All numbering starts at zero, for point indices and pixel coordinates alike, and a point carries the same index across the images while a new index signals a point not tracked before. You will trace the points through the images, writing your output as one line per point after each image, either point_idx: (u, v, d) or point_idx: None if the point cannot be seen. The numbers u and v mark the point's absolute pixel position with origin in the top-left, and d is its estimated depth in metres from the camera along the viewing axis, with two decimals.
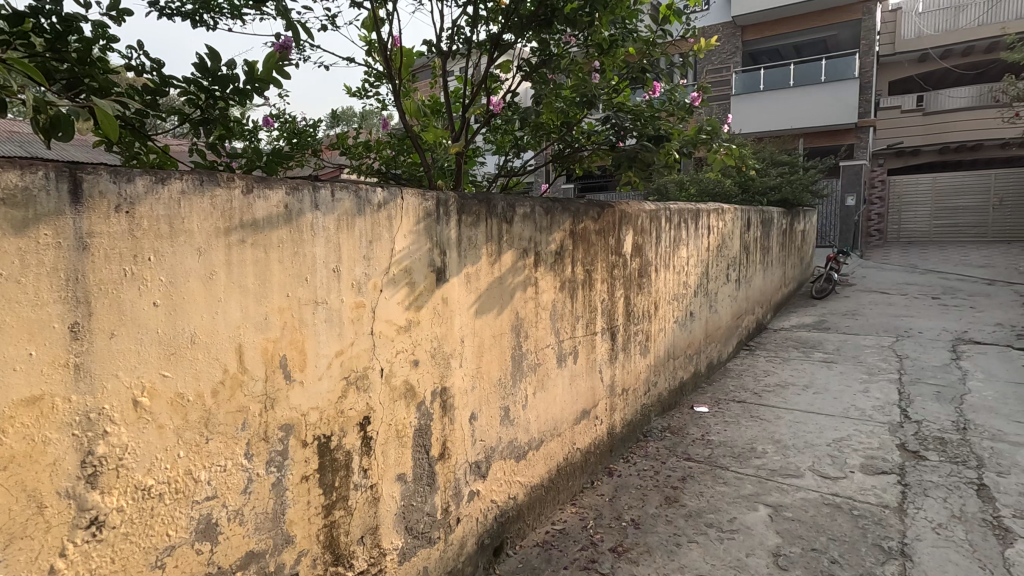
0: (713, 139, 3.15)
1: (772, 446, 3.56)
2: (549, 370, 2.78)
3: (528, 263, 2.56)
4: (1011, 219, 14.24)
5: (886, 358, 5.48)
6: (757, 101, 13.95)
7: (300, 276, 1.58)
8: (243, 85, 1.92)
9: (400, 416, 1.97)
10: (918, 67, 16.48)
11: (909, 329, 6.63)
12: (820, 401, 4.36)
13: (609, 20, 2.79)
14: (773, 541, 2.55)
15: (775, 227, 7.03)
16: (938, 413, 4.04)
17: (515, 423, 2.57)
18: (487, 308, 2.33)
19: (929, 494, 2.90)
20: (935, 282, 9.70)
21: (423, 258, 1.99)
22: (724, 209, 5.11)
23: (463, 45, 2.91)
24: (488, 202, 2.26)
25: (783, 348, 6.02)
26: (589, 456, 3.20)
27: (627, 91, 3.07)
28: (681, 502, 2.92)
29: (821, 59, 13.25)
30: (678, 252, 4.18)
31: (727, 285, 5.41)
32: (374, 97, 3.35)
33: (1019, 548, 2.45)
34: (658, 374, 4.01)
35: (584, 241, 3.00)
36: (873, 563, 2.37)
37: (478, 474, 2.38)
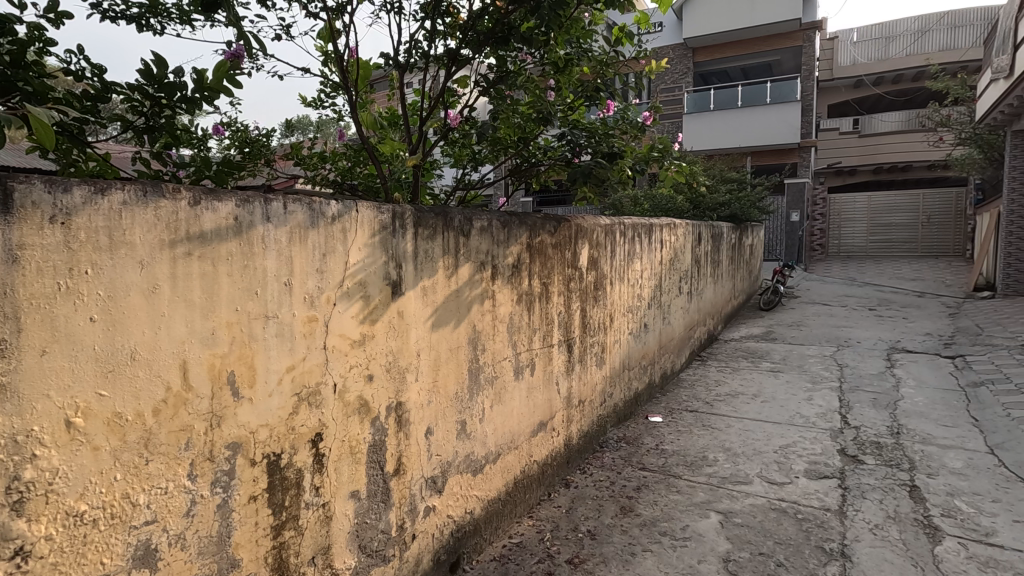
0: (664, 157, 3.25)
1: (723, 454, 3.67)
2: (506, 383, 2.79)
3: (486, 276, 2.58)
4: (938, 236, 15.29)
5: (827, 367, 5.75)
6: (708, 120, 14.52)
7: (250, 289, 1.54)
8: (192, 93, 1.86)
9: (354, 432, 1.94)
10: (854, 92, 17.51)
11: (849, 339, 6.98)
12: (767, 409, 4.53)
13: (564, 39, 2.87)
14: (723, 547, 2.62)
15: (724, 241, 7.29)
16: (874, 419, 4.27)
17: (472, 437, 2.57)
18: (444, 321, 2.32)
19: (867, 497, 3.06)
20: (873, 294, 10.26)
21: (379, 272, 1.97)
22: (677, 224, 5.29)
23: (420, 58, 2.92)
24: (444, 216, 2.26)
25: (733, 359, 6.24)
26: (546, 468, 3.21)
27: (581, 109, 3.12)
28: (636, 512, 2.97)
29: (766, 82, 13.94)
30: (632, 265, 4.29)
31: (680, 297, 5.56)
32: (330, 108, 3.30)
33: (947, 546, 2.60)
34: (613, 385, 4.08)
35: (541, 255, 3.03)
36: (816, 565, 2.47)
37: (433, 489, 2.35)
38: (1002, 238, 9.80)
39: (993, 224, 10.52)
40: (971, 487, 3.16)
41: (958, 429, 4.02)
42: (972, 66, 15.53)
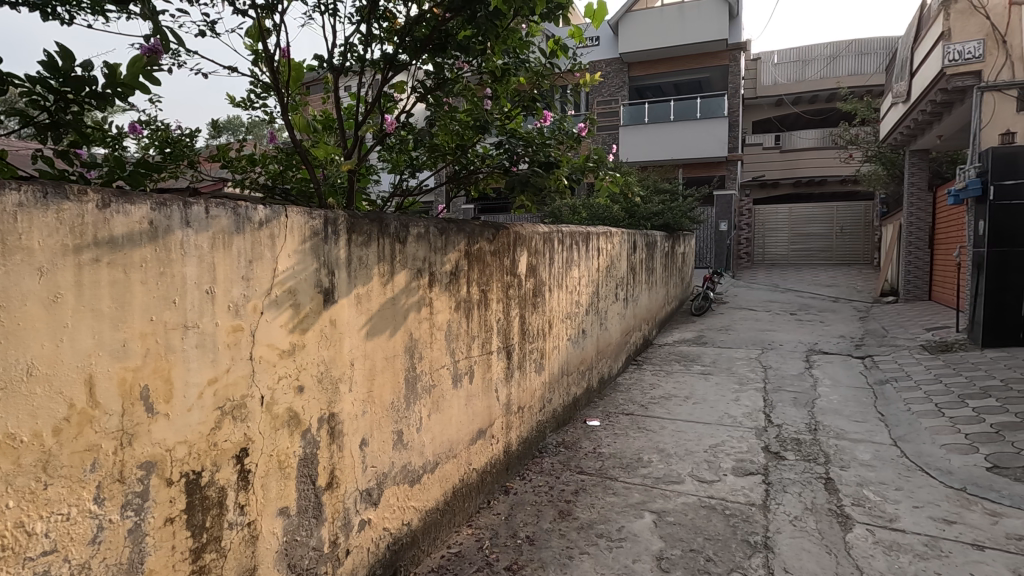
0: (600, 167, 3.33)
1: (657, 455, 3.79)
2: (443, 392, 2.76)
3: (423, 283, 2.55)
4: (849, 246, 16.54)
5: (753, 369, 6.08)
6: (643, 132, 15.07)
7: (167, 298, 1.45)
8: (102, 89, 1.74)
9: (282, 446, 1.86)
10: (775, 110, 18.71)
11: (772, 342, 7.41)
12: (699, 410, 4.73)
13: (501, 49, 2.88)
14: (657, 546, 2.70)
15: (658, 249, 7.58)
16: (794, 417, 4.54)
17: (409, 447, 2.52)
18: (379, 330, 2.28)
19: (787, 491, 3.24)
20: (794, 300, 10.95)
21: (309, 279, 1.91)
22: (612, 233, 5.44)
23: (356, 62, 2.86)
24: (380, 222, 2.23)
25: (666, 362, 6.47)
26: (485, 476, 3.20)
27: (518, 119, 3.16)
28: (574, 515, 3.01)
29: (696, 98, 14.63)
30: (570, 272, 4.38)
31: (616, 303, 5.71)
32: (261, 109, 3.18)
33: (857, 532, 2.80)
34: (552, 391, 4.13)
35: (479, 262, 3.04)
36: (742, 558, 2.59)
37: (369, 502, 2.29)
38: (902, 248, 10.72)
39: (895, 235, 11.50)
40: (878, 478, 3.41)
41: (867, 424, 4.35)
42: (876, 90, 16.96)
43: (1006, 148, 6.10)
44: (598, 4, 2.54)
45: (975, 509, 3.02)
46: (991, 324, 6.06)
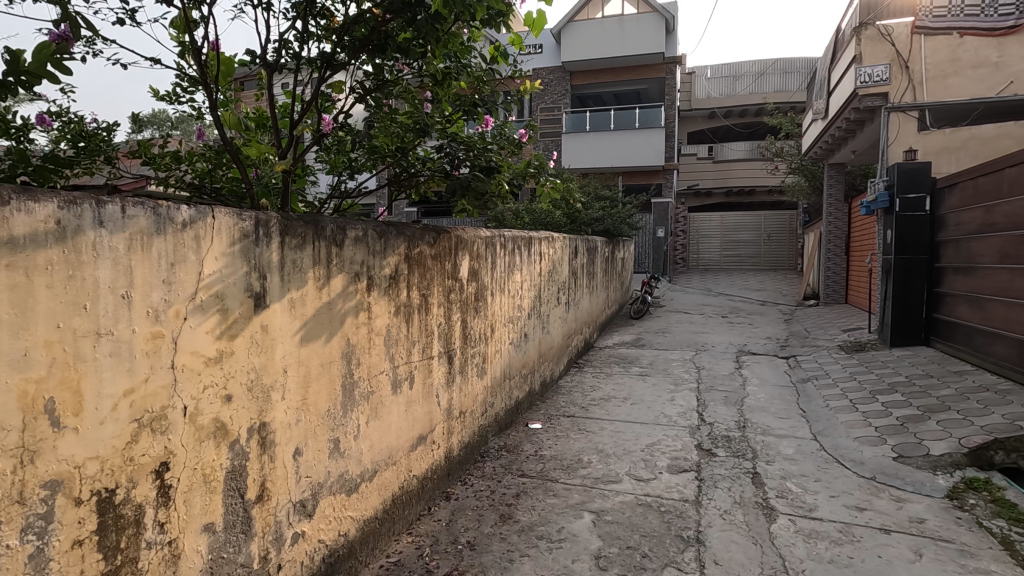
0: (541, 173, 3.38)
1: (596, 455, 3.88)
2: (382, 399, 2.71)
3: (361, 288, 2.50)
4: (775, 252, 17.54)
5: (687, 370, 6.33)
6: (584, 139, 15.40)
7: (77, 303, 1.35)
8: (2, 77, 1.60)
9: (208, 458, 1.77)
10: (708, 122, 19.60)
11: (706, 344, 7.73)
12: (637, 410, 4.87)
13: (441, 53, 2.86)
14: (595, 545, 2.76)
15: (599, 254, 7.76)
16: (725, 415, 4.76)
17: (346, 455, 2.46)
18: (315, 335, 2.21)
19: (718, 486, 3.40)
20: (726, 303, 11.49)
21: (239, 283, 1.83)
22: (554, 238, 5.52)
23: (291, 59, 2.78)
24: (315, 224, 2.16)
25: (606, 364, 6.63)
26: (425, 483, 3.16)
27: (460, 123, 3.16)
28: (515, 518, 3.03)
29: (635, 108, 15.11)
30: (512, 276, 4.41)
31: (558, 307, 5.80)
32: (187, 104, 3.01)
33: (780, 523, 2.97)
34: (494, 395, 4.13)
35: (420, 266, 3.01)
36: (676, 552, 2.69)
37: (303, 514, 2.21)
38: (822, 255, 11.49)
39: (816, 242, 12.29)
40: (799, 470, 3.63)
41: (790, 420, 4.62)
42: (798, 106, 18.09)
43: (910, 163, 6.66)
44: (537, 13, 2.59)
45: (883, 496, 3.27)
46: (898, 325, 6.59)
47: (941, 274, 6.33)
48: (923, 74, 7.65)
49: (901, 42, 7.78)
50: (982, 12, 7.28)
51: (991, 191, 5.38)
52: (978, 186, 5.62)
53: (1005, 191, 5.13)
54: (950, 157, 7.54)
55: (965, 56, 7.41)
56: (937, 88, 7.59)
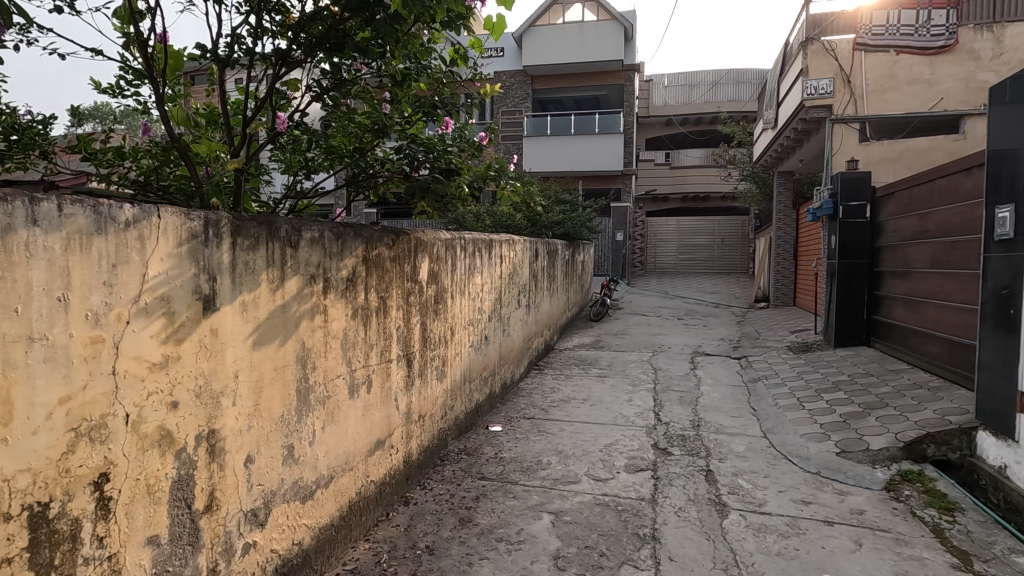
0: (501, 176, 3.40)
1: (556, 456, 3.91)
2: (339, 403, 2.66)
3: (317, 290, 2.45)
4: (729, 256, 18.11)
5: (645, 371, 6.47)
6: (545, 143, 15.55)
7: (8, 306, 1.28)
8: None
9: (152, 467, 1.70)
10: (665, 129, 20.10)
11: (662, 345, 7.92)
12: (595, 411, 4.94)
13: (401, 54, 2.83)
14: (554, 545, 2.78)
15: (559, 257, 7.83)
16: (680, 414, 4.89)
17: (300, 461, 2.40)
18: (268, 339, 2.15)
19: (673, 484, 3.48)
20: (682, 305, 11.79)
21: (186, 285, 1.76)
22: (515, 241, 5.55)
23: (244, 55, 2.70)
24: (269, 225, 2.11)
25: (566, 366, 6.69)
26: (383, 488, 3.11)
27: (419, 124, 3.16)
28: (474, 521, 3.03)
29: (595, 114, 15.36)
30: (472, 278, 4.40)
31: (518, 310, 5.82)
32: (132, 97, 2.88)
33: (731, 518, 3.07)
34: (454, 398, 4.11)
35: (378, 268, 2.97)
36: (632, 550, 2.74)
37: (254, 523, 2.14)
38: (772, 259, 11.92)
39: (766, 247, 12.77)
40: (750, 467, 3.77)
41: (742, 418, 4.78)
42: (750, 116, 18.79)
43: (853, 173, 7.01)
44: (497, 17, 2.60)
45: (827, 489, 3.43)
46: (841, 326, 6.92)
47: (880, 278, 6.69)
48: (864, 89, 8.07)
49: (844, 57, 8.14)
50: (916, 32, 7.84)
51: (924, 200, 5.72)
52: (913, 195, 5.97)
53: (936, 200, 5.45)
54: (888, 167, 7.99)
55: (901, 73, 7.92)
56: (876, 102, 8.04)
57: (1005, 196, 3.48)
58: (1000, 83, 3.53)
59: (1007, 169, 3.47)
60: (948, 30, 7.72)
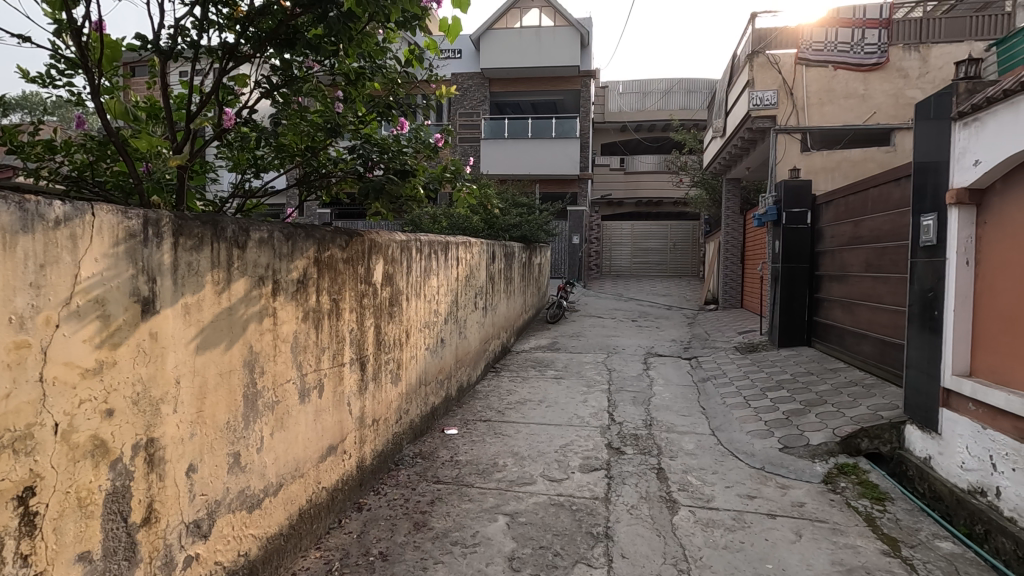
0: (457, 178, 3.38)
1: (511, 458, 3.93)
2: (289, 408, 2.59)
3: (265, 292, 2.37)
4: (680, 260, 18.62)
5: (600, 372, 6.57)
6: (502, 146, 15.60)
7: None
8: None
9: (84, 480, 1.61)
10: (620, 135, 20.53)
11: (617, 347, 8.06)
12: (551, 413, 4.99)
13: (355, 52, 2.78)
14: (509, 547, 2.79)
15: (515, 260, 7.87)
16: (633, 414, 4.99)
17: (247, 469, 2.31)
18: (212, 343, 2.07)
19: (626, 482, 3.56)
20: (635, 308, 12.04)
21: (123, 287, 1.67)
22: (471, 243, 5.54)
23: (188, 47, 2.59)
24: (214, 224, 2.03)
25: (523, 368, 6.73)
26: (335, 494, 3.04)
27: (374, 124, 3.12)
28: (429, 525, 3.00)
29: (552, 119, 15.52)
30: (428, 281, 4.37)
31: (475, 312, 5.81)
32: (65, 88, 2.72)
33: (681, 514, 3.16)
34: (409, 402, 4.06)
35: (331, 270, 2.91)
36: (586, 549, 2.78)
37: (197, 535, 2.06)
38: (721, 262, 12.33)
39: (715, 251, 13.20)
40: (698, 464, 3.89)
41: (692, 417, 4.94)
42: (700, 124, 19.43)
43: (795, 181, 7.34)
44: (452, 19, 2.60)
45: (770, 484, 3.58)
46: (785, 327, 7.23)
47: (820, 281, 7.03)
48: (805, 101, 8.46)
49: (787, 70, 8.51)
50: (851, 49, 8.32)
51: (859, 207, 6.06)
52: (849, 203, 6.30)
53: (869, 208, 5.78)
54: (827, 176, 8.43)
55: (838, 87, 8.37)
56: (816, 114, 8.46)
57: (929, 205, 3.72)
58: (925, 99, 3.77)
59: (931, 179, 3.71)
60: (880, 49, 8.24)
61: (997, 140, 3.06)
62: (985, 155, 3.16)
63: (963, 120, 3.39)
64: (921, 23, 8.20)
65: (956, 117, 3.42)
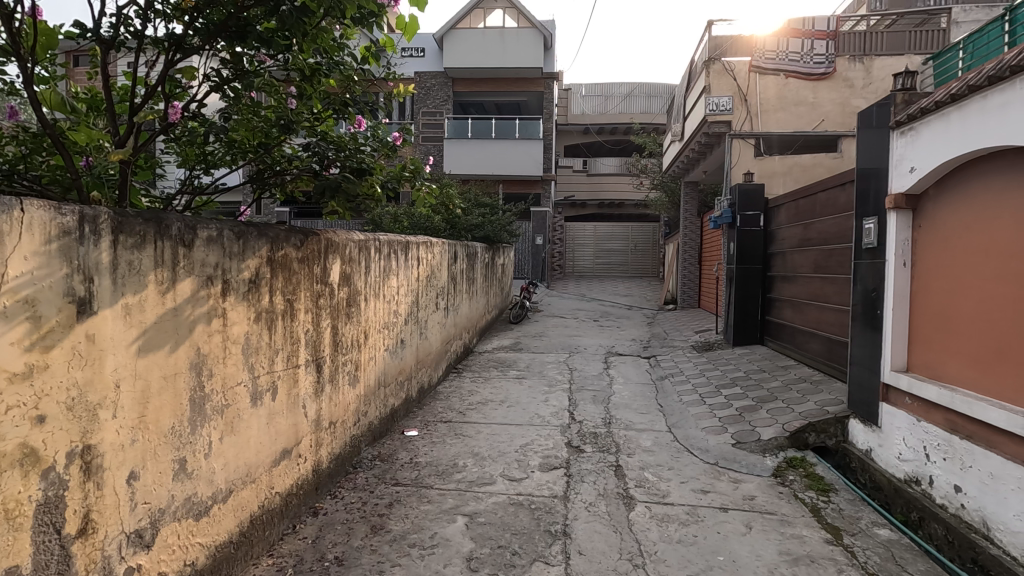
0: (416, 177, 3.35)
1: (472, 458, 3.92)
2: (239, 412, 2.51)
3: (214, 292, 2.30)
4: (641, 261, 18.94)
5: (561, 372, 6.63)
6: (466, 146, 15.55)
7: None
8: None
9: (12, 491, 1.52)
10: (583, 137, 20.76)
11: (579, 347, 8.15)
12: (512, 413, 5.01)
13: (310, 47, 2.72)
14: (467, 547, 2.79)
15: (478, 260, 7.86)
16: (593, 413, 5.06)
17: (194, 475, 2.24)
18: (155, 345, 1.99)
19: (584, 480, 3.60)
20: (598, 308, 12.18)
21: (56, 287, 1.59)
22: (432, 243, 5.50)
23: (133, 38, 2.49)
24: (158, 222, 1.96)
25: (485, 369, 6.71)
26: (289, 499, 2.97)
27: (329, 121, 3.07)
28: (386, 528, 2.97)
29: (515, 120, 15.55)
30: (387, 281, 4.32)
31: (436, 313, 5.77)
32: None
33: (637, 510, 3.22)
34: (368, 404, 4.00)
35: (285, 269, 2.84)
36: (544, 547, 2.80)
37: (139, 545, 1.98)
38: (679, 263, 12.61)
39: (675, 253, 13.49)
40: (655, 460, 3.98)
41: (650, 415, 5.04)
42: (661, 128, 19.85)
43: (749, 185, 7.58)
44: (409, 17, 2.57)
45: (723, 478, 3.69)
46: (739, 326, 7.46)
47: (772, 281, 7.29)
48: (758, 107, 8.75)
49: (741, 77, 8.78)
50: (801, 59, 8.66)
51: (808, 210, 6.30)
52: (799, 206, 6.55)
53: (817, 212, 6.03)
54: (779, 181, 8.75)
55: (789, 95, 8.70)
56: (769, 120, 8.76)
57: (871, 209, 3.89)
58: (867, 109, 3.95)
59: (872, 185, 3.89)
60: (827, 59, 8.61)
61: (931, 148, 3.24)
62: (920, 162, 3.34)
63: (901, 129, 3.57)
64: (865, 35, 8.62)
65: (894, 126, 3.60)
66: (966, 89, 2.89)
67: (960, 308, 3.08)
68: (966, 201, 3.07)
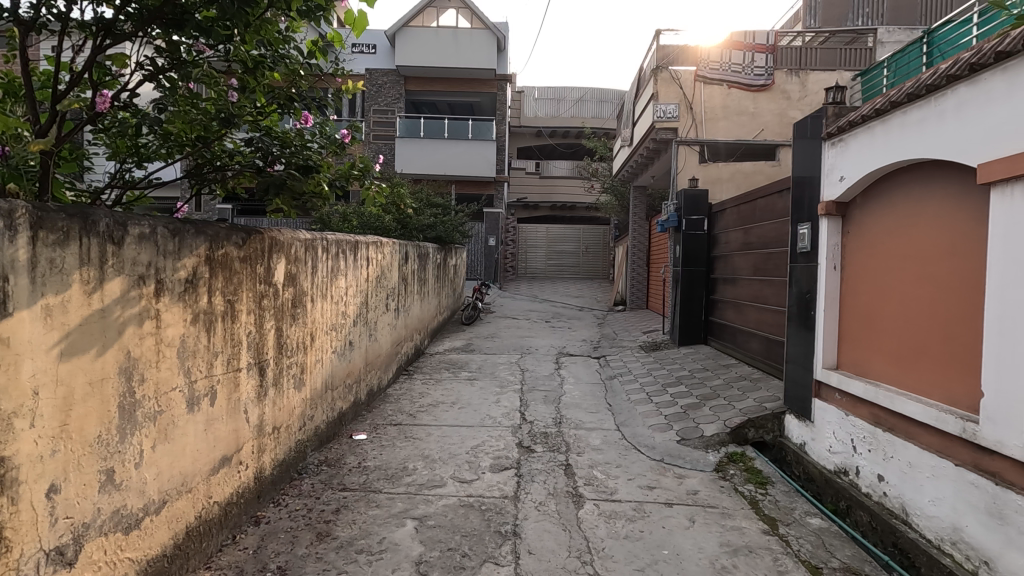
0: (365, 176, 3.28)
1: (422, 461, 3.88)
2: (174, 418, 2.39)
3: (147, 292, 2.18)
4: (592, 263, 19.26)
5: (513, 372, 6.65)
6: (418, 146, 15.38)
7: None
8: None
9: None
10: (535, 139, 20.95)
11: (530, 348, 8.20)
12: (463, 414, 4.99)
13: (253, 38, 2.58)
14: (417, 551, 2.75)
15: (429, 261, 7.78)
16: (544, 413, 5.11)
17: (123, 486, 2.11)
18: (80, 349, 1.86)
19: (534, 480, 3.63)
20: (550, 310, 12.28)
21: None
22: (382, 243, 5.41)
23: (56, 20, 2.33)
24: (83, 217, 1.84)
25: (436, 371, 6.65)
26: (229, 509, 2.85)
27: (274, 116, 2.96)
28: (332, 535, 2.89)
29: (468, 120, 15.51)
30: (335, 281, 4.21)
31: (386, 314, 5.67)
32: None
33: (586, 508, 3.27)
34: (314, 408, 3.89)
35: (225, 269, 2.73)
36: (494, 548, 2.80)
37: (61, 563, 1.85)
38: (629, 266, 12.90)
39: (624, 255, 13.79)
40: (604, 458, 4.05)
41: (599, 414, 5.13)
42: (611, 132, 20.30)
43: (694, 190, 7.85)
44: (358, 13, 2.53)
45: (669, 474, 3.80)
46: (684, 326, 7.70)
47: (715, 283, 7.57)
48: (703, 115, 9.07)
49: (687, 86, 9.08)
50: (743, 71, 9.04)
51: (749, 215, 6.58)
52: (740, 211, 6.84)
53: (757, 217, 6.30)
54: (722, 186, 9.10)
55: (731, 105, 9.07)
56: (713, 128, 9.10)
57: (805, 215, 4.11)
58: (802, 120, 4.16)
59: (806, 193, 4.10)
60: (767, 71, 9.03)
61: (858, 158, 3.45)
62: (849, 172, 3.55)
63: (832, 140, 3.79)
64: (800, 51, 9.09)
65: (826, 137, 3.82)
66: (888, 105, 3.10)
67: (883, 307, 3.30)
68: (890, 208, 3.29)
